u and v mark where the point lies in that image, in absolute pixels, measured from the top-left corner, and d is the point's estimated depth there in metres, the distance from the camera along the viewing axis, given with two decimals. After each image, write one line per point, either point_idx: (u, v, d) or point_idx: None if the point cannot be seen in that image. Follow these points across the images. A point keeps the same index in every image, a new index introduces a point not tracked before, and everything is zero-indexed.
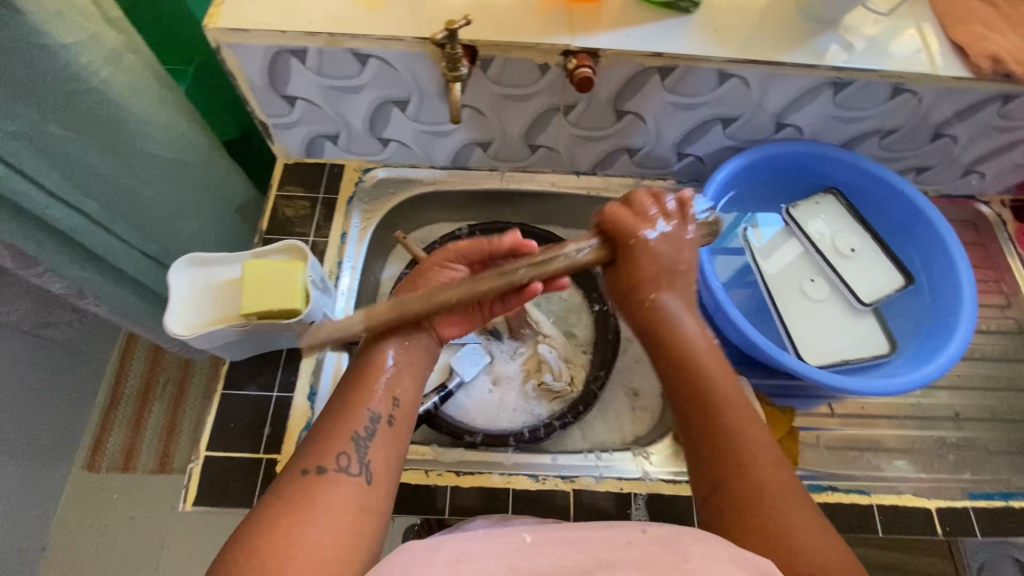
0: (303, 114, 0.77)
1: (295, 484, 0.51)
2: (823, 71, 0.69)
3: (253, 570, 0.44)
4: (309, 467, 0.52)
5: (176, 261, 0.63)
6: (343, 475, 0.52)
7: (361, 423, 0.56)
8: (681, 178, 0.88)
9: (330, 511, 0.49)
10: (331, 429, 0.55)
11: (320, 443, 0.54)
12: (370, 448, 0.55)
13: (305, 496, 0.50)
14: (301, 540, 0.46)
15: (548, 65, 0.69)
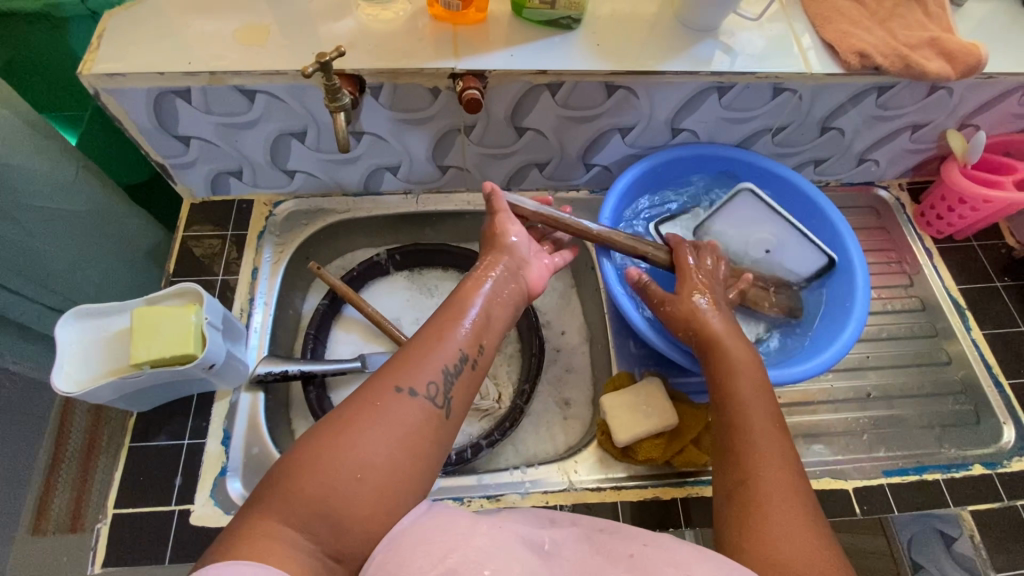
0: (200, 153, 0.76)
1: (382, 396, 0.48)
2: (704, 77, 0.71)
3: (318, 455, 0.44)
4: (401, 384, 0.49)
5: (63, 315, 0.61)
6: (425, 403, 0.49)
7: (451, 359, 0.53)
8: (594, 187, 0.90)
9: (407, 434, 0.47)
10: (421, 355, 0.53)
11: (411, 364, 0.51)
12: (455, 385, 0.52)
13: (385, 410, 0.48)
14: (370, 452, 0.45)
15: (438, 88, 0.70)
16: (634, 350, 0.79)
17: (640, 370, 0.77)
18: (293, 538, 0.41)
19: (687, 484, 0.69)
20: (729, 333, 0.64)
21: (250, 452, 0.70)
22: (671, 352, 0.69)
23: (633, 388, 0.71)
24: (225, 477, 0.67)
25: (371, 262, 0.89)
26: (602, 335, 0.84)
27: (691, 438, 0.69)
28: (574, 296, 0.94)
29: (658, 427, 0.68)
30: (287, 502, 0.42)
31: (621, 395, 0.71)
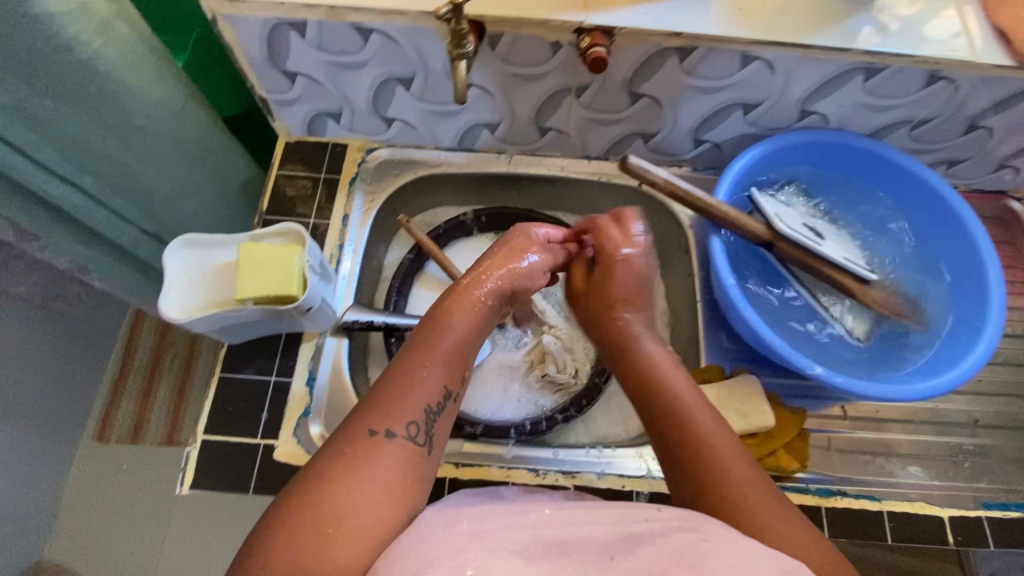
0: (304, 91, 0.74)
1: (355, 441, 0.43)
2: (853, 56, 0.64)
3: (293, 526, 0.38)
4: (376, 427, 0.44)
5: (171, 242, 0.62)
6: (406, 444, 0.44)
7: (433, 395, 0.47)
8: (697, 165, 0.85)
9: (389, 479, 0.42)
10: (396, 386, 0.47)
11: (386, 400, 0.46)
12: (437, 423, 0.47)
13: (359, 458, 0.42)
14: (350, 507, 0.39)
15: (561, 44, 0.65)
16: (725, 343, 0.75)
17: (730, 365, 0.74)
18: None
19: None
20: (655, 349, 0.59)
21: (333, 396, 0.71)
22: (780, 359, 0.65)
23: (726, 383, 0.69)
24: (307, 418, 0.68)
25: (456, 221, 0.88)
26: (690, 323, 0.80)
27: (782, 442, 0.67)
28: None
29: (751, 425, 0.66)
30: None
31: (712, 388, 0.69)
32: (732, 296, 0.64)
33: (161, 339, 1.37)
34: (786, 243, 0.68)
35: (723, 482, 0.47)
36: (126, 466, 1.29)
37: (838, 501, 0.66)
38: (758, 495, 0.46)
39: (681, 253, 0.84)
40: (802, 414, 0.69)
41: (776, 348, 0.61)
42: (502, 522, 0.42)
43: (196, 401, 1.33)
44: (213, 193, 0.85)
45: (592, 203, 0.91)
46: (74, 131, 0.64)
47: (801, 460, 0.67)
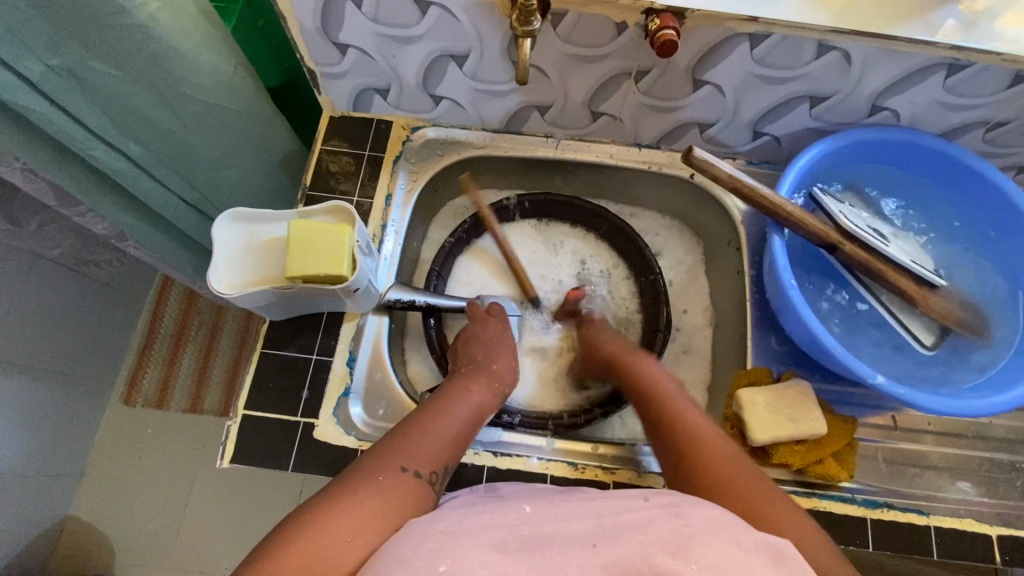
0: (353, 64, 0.72)
1: (389, 473, 0.48)
2: (939, 50, 0.60)
3: (312, 527, 0.42)
4: (408, 464, 0.50)
5: (219, 215, 0.61)
6: (427, 487, 0.50)
7: (450, 456, 0.54)
8: (752, 158, 0.82)
9: (413, 510, 0.46)
10: (419, 435, 0.54)
11: (415, 447, 0.52)
12: (447, 481, 0.53)
13: (394, 486, 0.47)
14: (377, 525, 0.43)
15: (627, 25, 0.61)
16: (774, 346, 0.73)
17: (778, 368, 0.72)
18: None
19: (813, 496, 0.65)
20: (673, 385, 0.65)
21: (373, 376, 0.71)
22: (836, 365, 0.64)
23: (777, 388, 0.67)
24: (348, 398, 0.68)
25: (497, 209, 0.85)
26: (737, 323, 0.78)
27: (831, 451, 0.66)
28: (702, 273, 0.87)
29: (802, 432, 0.64)
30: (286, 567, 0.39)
31: (762, 392, 0.67)
32: (791, 297, 0.63)
33: (189, 307, 1.38)
34: (852, 246, 0.66)
35: (725, 477, 0.51)
36: (152, 430, 1.32)
37: (885, 513, 0.64)
38: (759, 493, 0.49)
39: (730, 249, 0.81)
40: (854, 424, 0.68)
41: (833, 352, 0.61)
42: (481, 523, 0.44)
43: (221, 370, 1.35)
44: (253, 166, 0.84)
45: (638, 193, 0.89)
46: (124, 97, 0.62)
47: (846, 470, 0.66)
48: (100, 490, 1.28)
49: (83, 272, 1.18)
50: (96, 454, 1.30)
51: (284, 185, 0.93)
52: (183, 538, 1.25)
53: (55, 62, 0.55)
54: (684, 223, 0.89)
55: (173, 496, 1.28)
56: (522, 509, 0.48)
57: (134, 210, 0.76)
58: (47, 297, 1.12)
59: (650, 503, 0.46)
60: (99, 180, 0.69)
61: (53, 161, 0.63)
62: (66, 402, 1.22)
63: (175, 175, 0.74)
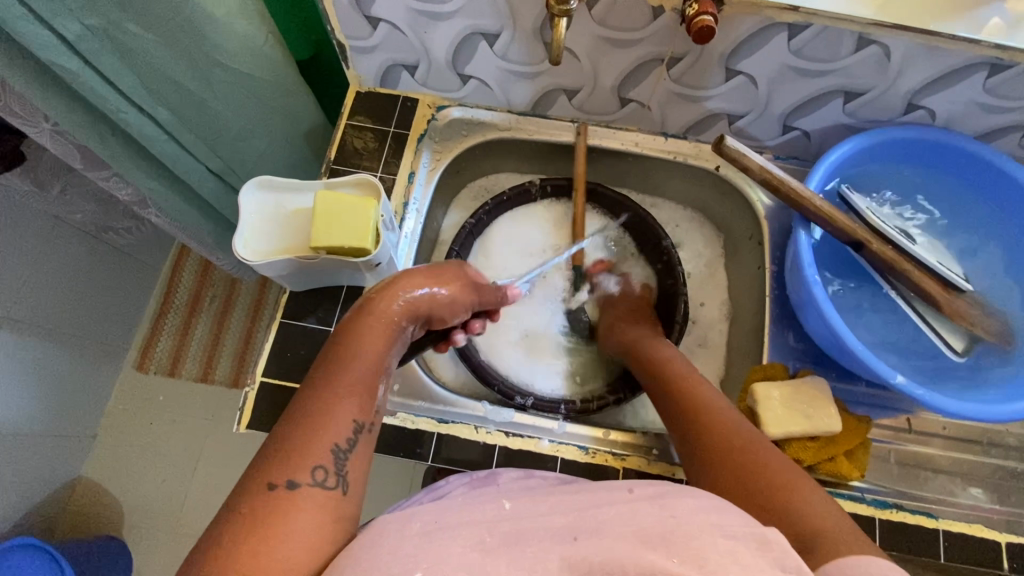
0: (384, 39, 0.72)
1: (256, 499, 0.40)
2: (982, 49, 0.59)
3: None
4: (277, 479, 0.41)
5: (247, 183, 0.63)
6: (314, 490, 0.42)
7: (339, 433, 0.46)
8: (780, 153, 0.81)
9: (299, 530, 0.40)
10: (302, 431, 0.45)
11: (291, 447, 0.43)
12: (351, 460, 0.45)
13: (265, 517, 0.40)
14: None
15: (663, 9, 0.61)
16: (792, 343, 0.73)
17: (794, 365, 0.72)
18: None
19: (823, 493, 0.65)
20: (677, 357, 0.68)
21: None
22: (857, 365, 0.64)
23: (792, 383, 0.67)
24: None
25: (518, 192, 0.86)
26: (755, 318, 0.77)
27: (844, 449, 0.66)
28: (721, 267, 0.87)
29: (817, 428, 0.64)
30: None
31: (778, 385, 0.67)
32: (815, 293, 0.63)
33: (203, 277, 1.40)
34: (881, 246, 0.65)
35: (722, 464, 0.52)
36: (163, 397, 1.34)
37: (894, 515, 0.64)
38: (751, 485, 0.49)
39: (752, 244, 0.81)
40: (869, 424, 0.68)
41: (854, 350, 0.60)
42: (457, 520, 0.43)
43: (233, 342, 1.36)
44: (277, 138, 0.84)
45: (660, 184, 0.88)
46: (156, 60, 0.63)
47: (858, 469, 0.65)
48: (111, 452, 1.31)
49: (103, 237, 1.20)
50: (109, 417, 1.32)
51: (305, 159, 0.93)
52: (190, 503, 1.28)
53: (92, 22, 0.55)
54: (705, 216, 0.89)
55: (182, 463, 1.30)
56: (501, 502, 0.47)
57: (159, 176, 0.76)
58: (66, 260, 1.13)
59: (635, 495, 0.45)
60: (127, 144, 0.70)
61: (84, 122, 0.64)
62: (81, 365, 1.24)
63: (200, 143, 0.75)
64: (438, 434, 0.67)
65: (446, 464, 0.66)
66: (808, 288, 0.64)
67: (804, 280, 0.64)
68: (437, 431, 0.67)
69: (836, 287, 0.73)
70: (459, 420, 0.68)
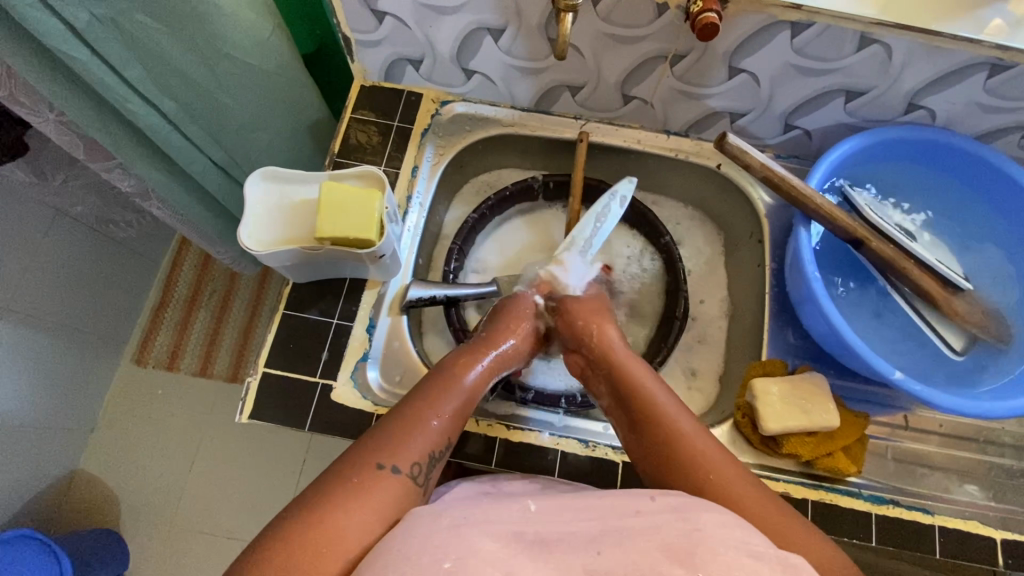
0: (390, 33, 0.72)
1: (363, 472, 0.47)
2: (983, 49, 0.59)
3: (301, 540, 0.42)
4: (383, 461, 0.48)
5: (252, 173, 0.63)
6: (406, 482, 0.48)
7: (436, 443, 0.52)
8: (781, 152, 0.81)
9: (387, 510, 0.46)
10: (407, 430, 0.51)
11: (398, 439, 0.50)
12: (435, 468, 0.52)
13: (365, 488, 0.46)
14: (345, 530, 0.43)
15: (668, 6, 0.61)
16: (791, 340, 0.74)
17: (793, 361, 0.73)
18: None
19: (820, 488, 0.66)
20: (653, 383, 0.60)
21: (390, 344, 0.72)
22: (856, 362, 0.64)
23: (791, 378, 0.68)
24: (365, 363, 0.68)
25: (516, 189, 0.86)
26: (755, 315, 0.78)
27: (842, 445, 0.66)
28: (721, 265, 0.87)
29: (817, 423, 0.65)
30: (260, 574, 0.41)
31: (778, 381, 0.68)
32: (815, 290, 0.64)
33: (203, 271, 1.40)
34: (879, 243, 0.66)
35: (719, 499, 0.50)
36: (162, 390, 1.34)
37: (890, 510, 0.65)
38: (764, 513, 0.49)
39: (752, 241, 0.81)
40: (867, 420, 0.68)
41: (853, 346, 0.61)
42: (485, 516, 0.44)
43: (232, 336, 1.36)
44: (279, 130, 0.85)
45: (662, 181, 0.89)
46: (163, 50, 0.63)
47: (855, 464, 0.66)
48: (109, 445, 1.31)
49: (104, 229, 1.20)
50: (108, 410, 1.33)
51: (308, 153, 0.94)
52: (188, 496, 1.28)
53: (100, 11, 0.55)
54: (706, 213, 0.89)
55: (180, 456, 1.30)
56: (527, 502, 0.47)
57: (164, 167, 0.77)
58: (67, 252, 1.14)
59: (657, 505, 0.45)
60: (133, 135, 0.70)
61: (91, 112, 0.64)
62: (81, 357, 1.24)
63: (205, 134, 0.75)
64: None
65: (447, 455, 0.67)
66: (808, 284, 0.64)
67: (805, 276, 0.64)
68: None
69: (835, 284, 0.73)
70: None
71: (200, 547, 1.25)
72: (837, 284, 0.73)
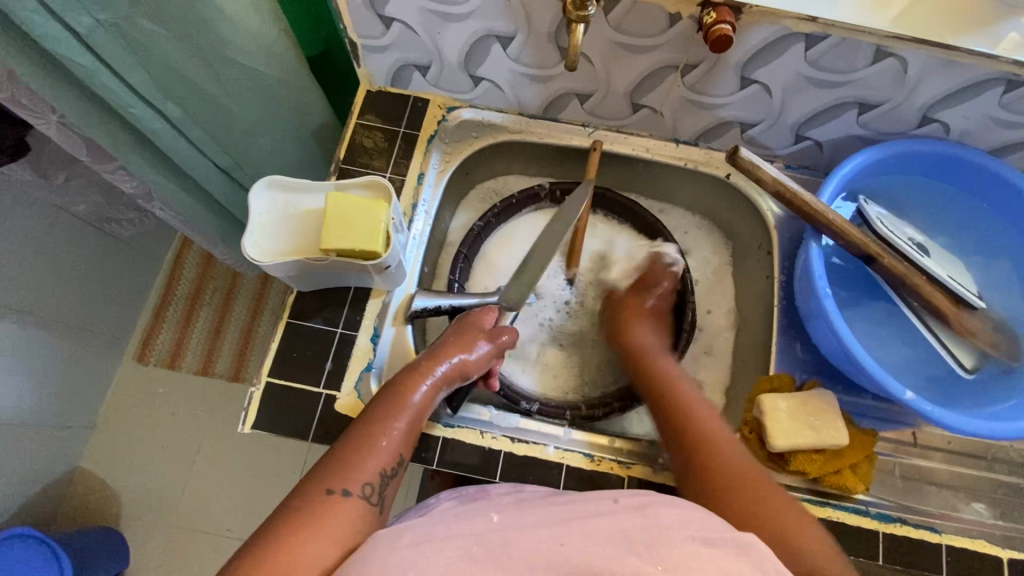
0: (396, 39, 0.71)
1: (315, 500, 0.47)
2: (999, 65, 0.58)
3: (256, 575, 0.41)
4: (333, 486, 0.49)
5: (257, 182, 0.62)
6: (359, 503, 0.49)
7: (387, 460, 0.53)
8: (791, 162, 0.80)
9: (342, 533, 0.46)
10: (354, 453, 0.52)
11: (347, 463, 0.51)
12: (388, 485, 0.52)
13: (319, 514, 0.46)
14: (299, 558, 0.43)
15: (680, 16, 0.60)
16: (799, 354, 0.73)
17: (801, 376, 0.72)
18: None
19: (827, 506, 0.65)
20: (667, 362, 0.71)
21: (395, 353, 0.72)
22: (864, 379, 0.64)
23: (799, 395, 0.67)
24: (369, 373, 0.68)
25: (524, 199, 0.85)
26: (762, 327, 0.77)
27: (850, 462, 0.65)
28: (728, 275, 0.87)
29: (824, 441, 0.64)
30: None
31: (786, 397, 0.67)
32: (825, 305, 0.63)
33: (205, 270, 1.39)
34: (892, 259, 0.65)
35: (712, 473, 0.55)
36: (163, 389, 1.34)
37: (897, 528, 0.64)
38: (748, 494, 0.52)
39: (761, 253, 0.80)
40: (875, 437, 0.68)
41: (863, 363, 0.60)
42: (445, 531, 0.44)
43: (233, 336, 1.36)
44: (284, 133, 0.84)
45: (670, 189, 0.88)
46: (165, 54, 0.62)
47: (862, 482, 0.65)
48: (110, 444, 1.31)
49: (106, 228, 1.19)
50: (109, 408, 1.32)
51: (311, 156, 0.93)
52: (189, 496, 1.28)
53: (103, 17, 0.54)
54: (714, 223, 0.88)
55: (181, 456, 1.30)
56: (490, 514, 0.47)
57: (166, 170, 0.76)
58: (69, 251, 1.13)
59: (619, 506, 0.46)
60: (136, 138, 0.69)
61: (94, 116, 0.63)
62: (82, 355, 1.24)
63: (208, 138, 0.74)
64: (443, 438, 0.67)
65: (447, 466, 0.66)
66: (819, 300, 0.63)
67: (814, 291, 0.64)
68: (442, 435, 0.67)
69: (845, 301, 0.73)
70: (464, 424, 0.68)
71: (200, 548, 1.25)
72: (847, 300, 0.73)
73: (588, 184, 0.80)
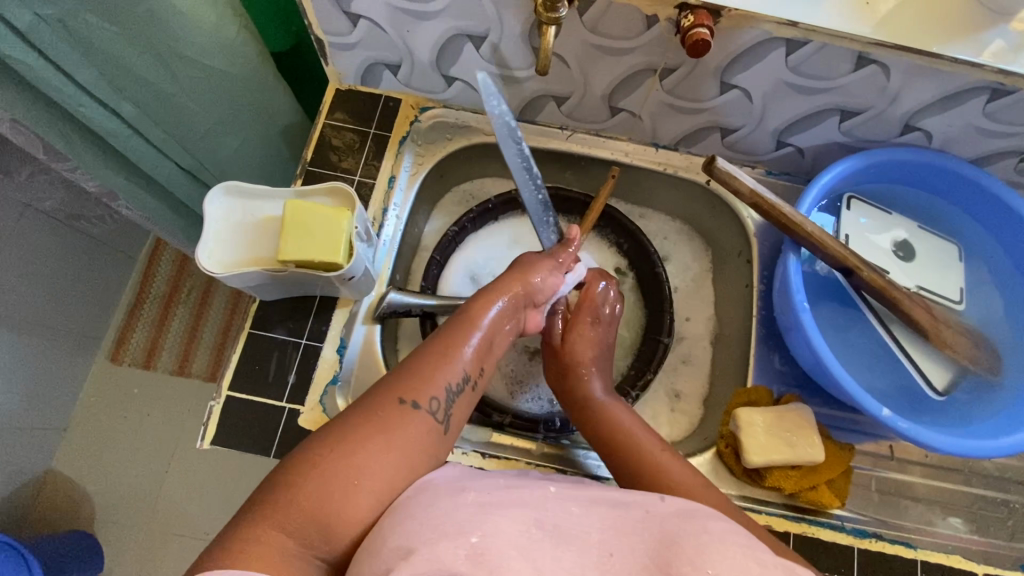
0: (364, 36, 0.68)
1: (388, 407, 0.46)
2: (983, 73, 0.57)
3: (319, 476, 0.41)
4: (406, 396, 0.48)
5: (212, 188, 0.60)
6: (429, 418, 0.48)
7: (455, 377, 0.52)
8: (772, 168, 0.78)
9: (413, 446, 0.45)
10: (425, 367, 0.51)
11: (417, 376, 0.50)
12: (455, 404, 0.51)
13: (390, 422, 0.45)
14: (371, 467, 0.42)
15: (658, 18, 0.58)
16: (777, 365, 0.72)
17: (779, 389, 0.71)
18: (288, 545, 0.38)
19: (804, 522, 0.64)
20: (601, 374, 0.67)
21: (361, 365, 0.69)
22: (839, 395, 0.63)
23: (776, 409, 0.66)
24: (335, 387, 0.65)
25: (540, 203, 0.63)
26: (741, 338, 0.75)
27: (826, 478, 0.65)
28: (708, 282, 0.85)
29: (800, 457, 0.63)
30: (292, 510, 0.39)
31: (762, 411, 0.66)
32: (802, 320, 0.61)
33: (180, 270, 1.35)
34: (870, 272, 0.63)
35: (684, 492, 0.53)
36: (137, 391, 1.30)
37: (871, 544, 0.63)
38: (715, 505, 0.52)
39: (740, 261, 0.79)
40: (851, 452, 0.67)
41: (840, 380, 0.59)
42: (506, 500, 0.41)
43: (208, 338, 1.32)
44: (249, 132, 0.81)
45: (649, 194, 0.86)
46: (117, 51, 0.59)
47: (838, 498, 0.65)
48: (81, 447, 1.27)
49: (75, 227, 1.15)
50: (80, 412, 1.28)
51: (280, 155, 0.90)
52: (162, 502, 1.24)
53: (45, 12, 0.51)
54: (695, 229, 0.86)
55: (154, 460, 1.27)
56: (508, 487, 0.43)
57: (126, 171, 0.72)
58: (37, 250, 1.08)
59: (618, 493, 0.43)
60: (90, 139, 0.66)
61: (44, 116, 0.60)
62: (51, 357, 1.19)
63: (169, 138, 0.71)
64: None
65: None
66: (794, 314, 0.62)
67: (791, 304, 0.62)
68: None
69: (822, 312, 0.71)
70: None
71: (174, 555, 1.21)
72: (825, 311, 0.71)
73: (603, 199, 0.75)
